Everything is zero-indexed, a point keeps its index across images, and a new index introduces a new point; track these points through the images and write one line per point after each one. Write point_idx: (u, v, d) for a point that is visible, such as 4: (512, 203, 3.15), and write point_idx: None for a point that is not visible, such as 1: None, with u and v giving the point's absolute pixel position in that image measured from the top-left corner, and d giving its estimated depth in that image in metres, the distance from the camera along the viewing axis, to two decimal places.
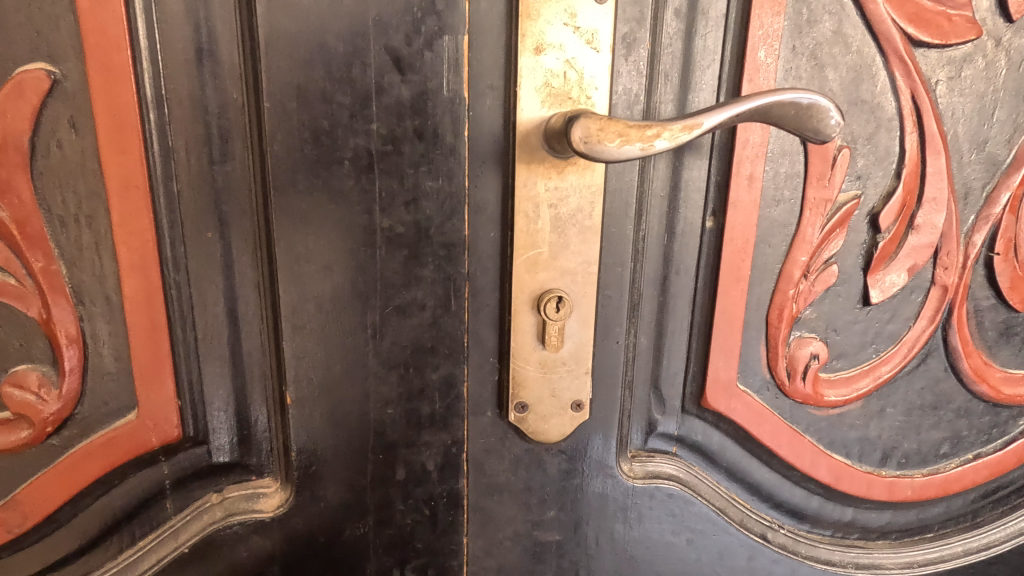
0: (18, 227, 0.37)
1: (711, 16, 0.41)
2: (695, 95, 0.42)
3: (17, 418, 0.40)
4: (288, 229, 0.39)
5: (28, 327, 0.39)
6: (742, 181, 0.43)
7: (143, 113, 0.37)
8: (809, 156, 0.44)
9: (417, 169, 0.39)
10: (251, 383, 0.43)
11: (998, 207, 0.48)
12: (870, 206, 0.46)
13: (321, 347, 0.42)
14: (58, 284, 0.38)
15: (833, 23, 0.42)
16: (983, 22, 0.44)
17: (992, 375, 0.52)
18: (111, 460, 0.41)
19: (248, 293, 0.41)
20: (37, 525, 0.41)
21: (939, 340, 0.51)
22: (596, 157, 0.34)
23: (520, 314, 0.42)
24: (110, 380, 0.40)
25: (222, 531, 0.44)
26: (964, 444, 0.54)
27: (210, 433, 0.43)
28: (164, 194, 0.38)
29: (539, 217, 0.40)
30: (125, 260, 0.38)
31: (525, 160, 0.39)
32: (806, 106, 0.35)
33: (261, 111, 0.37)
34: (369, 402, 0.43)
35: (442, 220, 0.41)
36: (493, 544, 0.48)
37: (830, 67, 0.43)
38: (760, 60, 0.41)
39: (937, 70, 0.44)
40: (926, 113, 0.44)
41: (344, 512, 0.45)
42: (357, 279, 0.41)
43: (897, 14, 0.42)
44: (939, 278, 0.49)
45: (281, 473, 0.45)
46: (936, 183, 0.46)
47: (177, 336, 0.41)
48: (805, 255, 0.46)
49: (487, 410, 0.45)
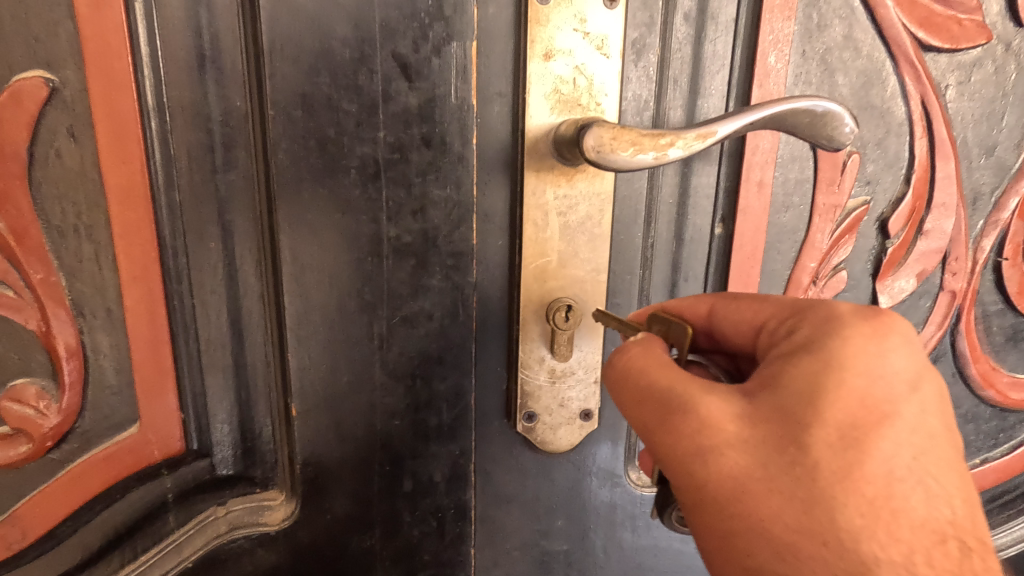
0: (15, 238, 0.36)
1: (721, 21, 0.40)
2: (705, 101, 0.42)
3: (15, 433, 0.38)
4: (293, 239, 0.39)
5: (26, 340, 0.37)
6: (752, 187, 0.43)
7: (144, 121, 0.36)
8: (819, 161, 0.43)
9: (423, 177, 0.39)
10: (255, 395, 0.42)
11: (1006, 211, 0.48)
12: (879, 212, 0.46)
13: (326, 358, 0.41)
14: (58, 295, 0.37)
15: (843, 27, 0.42)
16: (993, 26, 0.44)
17: (999, 381, 0.52)
18: (113, 474, 0.40)
19: (252, 303, 0.40)
20: (37, 541, 0.40)
21: (948, 346, 0.50)
22: (608, 166, 0.33)
23: (528, 324, 0.42)
24: (111, 393, 0.39)
25: (226, 545, 0.43)
26: (971, 449, 0.54)
27: (213, 445, 0.42)
28: (165, 204, 0.37)
29: (547, 225, 0.40)
30: (126, 272, 0.38)
31: (534, 168, 0.39)
32: (821, 114, 0.34)
33: (265, 118, 0.37)
34: (376, 413, 0.43)
35: (449, 229, 0.40)
36: (501, 555, 0.48)
37: (840, 71, 0.42)
38: (770, 65, 0.41)
39: (948, 75, 0.44)
40: (935, 118, 0.44)
41: (350, 525, 0.45)
42: (363, 289, 0.40)
43: (906, 18, 0.42)
44: (947, 284, 0.48)
45: (286, 485, 0.44)
46: (945, 189, 0.46)
47: (180, 348, 0.40)
48: (814, 261, 0.46)
49: (494, 420, 0.45)
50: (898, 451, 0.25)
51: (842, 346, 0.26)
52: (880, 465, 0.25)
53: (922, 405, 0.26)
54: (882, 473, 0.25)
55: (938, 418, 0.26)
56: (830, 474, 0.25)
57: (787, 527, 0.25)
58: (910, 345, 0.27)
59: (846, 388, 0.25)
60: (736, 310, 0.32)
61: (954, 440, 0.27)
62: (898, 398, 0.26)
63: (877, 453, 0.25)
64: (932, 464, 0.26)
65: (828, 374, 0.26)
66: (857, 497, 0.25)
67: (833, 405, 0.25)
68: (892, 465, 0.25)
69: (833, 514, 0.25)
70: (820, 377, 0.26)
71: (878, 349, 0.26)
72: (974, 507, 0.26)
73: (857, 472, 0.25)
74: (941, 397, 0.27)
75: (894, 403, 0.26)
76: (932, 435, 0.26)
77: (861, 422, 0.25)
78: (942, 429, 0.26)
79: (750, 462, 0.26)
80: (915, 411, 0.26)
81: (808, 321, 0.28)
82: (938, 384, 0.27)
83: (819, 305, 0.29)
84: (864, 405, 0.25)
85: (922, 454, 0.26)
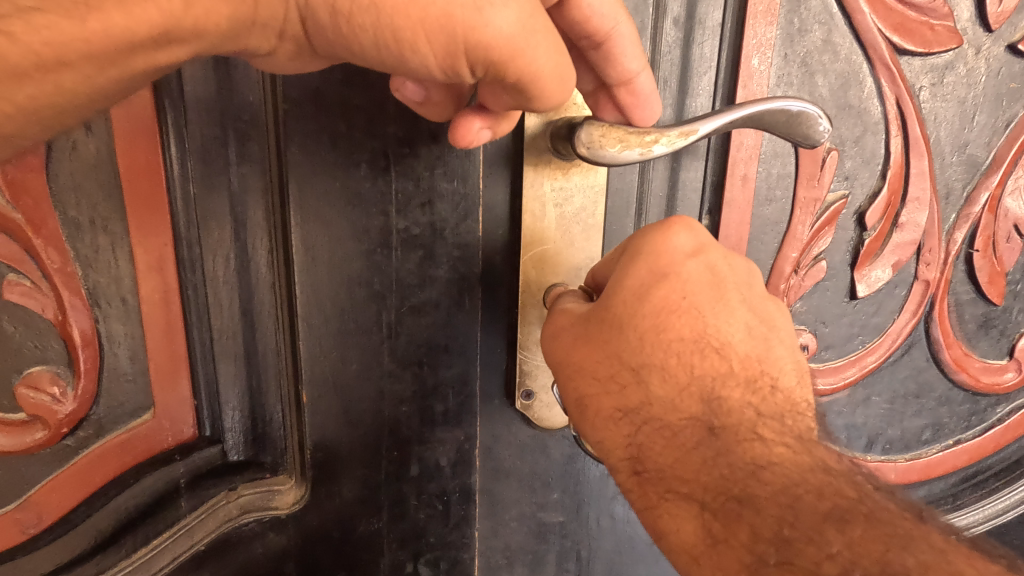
0: (33, 228, 0.36)
1: (708, 26, 0.42)
2: (693, 101, 0.44)
3: (31, 419, 0.39)
4: (307, 230, 0.40)
5: (42, 328, 0.38)
6: (736, 181, 0.45)
7: (161, 116, 0.37)
8: (800, 158, 0.46)
9: (432, 171, 0.41)
10: (266, 384, 0.43)
11: (977, 206, 0.51)
12: (857, 206, 0.48)
13: (336, 347, 0.43)
14: (74, 285, 0.38)
15: (823, 32, 0.44)
16: (963, 31, 0.46)
17: (971, 365, 0.55)
18: (126, 460, 0.41)
19: (263, 293, 0.42)
20: (52, 526, 0.40)
21: (922, 332, 0.53)
22: (597, 160, 0.35)
23: (527, 310, 0.43)
24: (125, 380, 0.40)
25: (237, 529, 0.44)
26: (945, 431, 0.57)
27: (224, 432, 0.43)
28: (181, 196, 0.39)
29: (545, 215, 0.42)
30: (142, 263, 0.39)
31: (532, 162, 0.40)
32: (796, 114, 0.36)
33: (277, 112, 0.38)
34: (383, 399, 0.44)
35: (456, 221, 0.42)
36: (500, 525, 0.49)
37: (819, 73, 0.45)
38: (753, 67, 0.43)
39: (921, 77, 0.47)
40: (909, 117, 0.47)
41: (358, 508, 0.46)
42: (373, 280, 0.42)
43: (883, 24, 0.44)
44: (921, 274, 0.51)
45: (296, 471, 0.45)
46: (919, 184, 0.49)
47: (194, 338, 0.41)
48: (796, 252, 0.48)
49: (495, 397, 0.46)
50: (670, 294, 0.37)
51: (643, 230, 0.37)
52: (656, 305, 0.36)
53: (700, 266, 0.37)
54: (656, 308, 0.36)
55: (715, 272, 0.38)
56: (624, 313, 0.36)
57: (593, 360, 0.37)
58: (695, 227, 0.38)
59: (642, 259, 0.36)
60: None
61: (728, 286, 0.38)
62: (679, 262, 0.37)
63: (655, 297, 0.36)
64: (695, 299, 0.37)
65: (630, 250, 0.37)
66: (636, 328, 0.36)
67: (631, 274, 0.36)
68: (665, 302, 0.37)
69: (622, 340, 0.36)
70: (624, 254, 0.37)
71: (668, 228, 0.37)
72: (730, 325, 0.38)
73: (637, 311, 0.36)
74: (721, 261, 0.38)
75: (677, 265, 0.37)
76: (702, 284, 0.38)
77: (648, 283, 0.36)
78: (714, 278, 0.38)
79: (577, 325, 0.37)
80: (693, 269, 0.37)
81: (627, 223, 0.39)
82: (719, 251, 0.38)
83: None
84: (654, 270, 0.36)
85: (691, 293, 0.37)
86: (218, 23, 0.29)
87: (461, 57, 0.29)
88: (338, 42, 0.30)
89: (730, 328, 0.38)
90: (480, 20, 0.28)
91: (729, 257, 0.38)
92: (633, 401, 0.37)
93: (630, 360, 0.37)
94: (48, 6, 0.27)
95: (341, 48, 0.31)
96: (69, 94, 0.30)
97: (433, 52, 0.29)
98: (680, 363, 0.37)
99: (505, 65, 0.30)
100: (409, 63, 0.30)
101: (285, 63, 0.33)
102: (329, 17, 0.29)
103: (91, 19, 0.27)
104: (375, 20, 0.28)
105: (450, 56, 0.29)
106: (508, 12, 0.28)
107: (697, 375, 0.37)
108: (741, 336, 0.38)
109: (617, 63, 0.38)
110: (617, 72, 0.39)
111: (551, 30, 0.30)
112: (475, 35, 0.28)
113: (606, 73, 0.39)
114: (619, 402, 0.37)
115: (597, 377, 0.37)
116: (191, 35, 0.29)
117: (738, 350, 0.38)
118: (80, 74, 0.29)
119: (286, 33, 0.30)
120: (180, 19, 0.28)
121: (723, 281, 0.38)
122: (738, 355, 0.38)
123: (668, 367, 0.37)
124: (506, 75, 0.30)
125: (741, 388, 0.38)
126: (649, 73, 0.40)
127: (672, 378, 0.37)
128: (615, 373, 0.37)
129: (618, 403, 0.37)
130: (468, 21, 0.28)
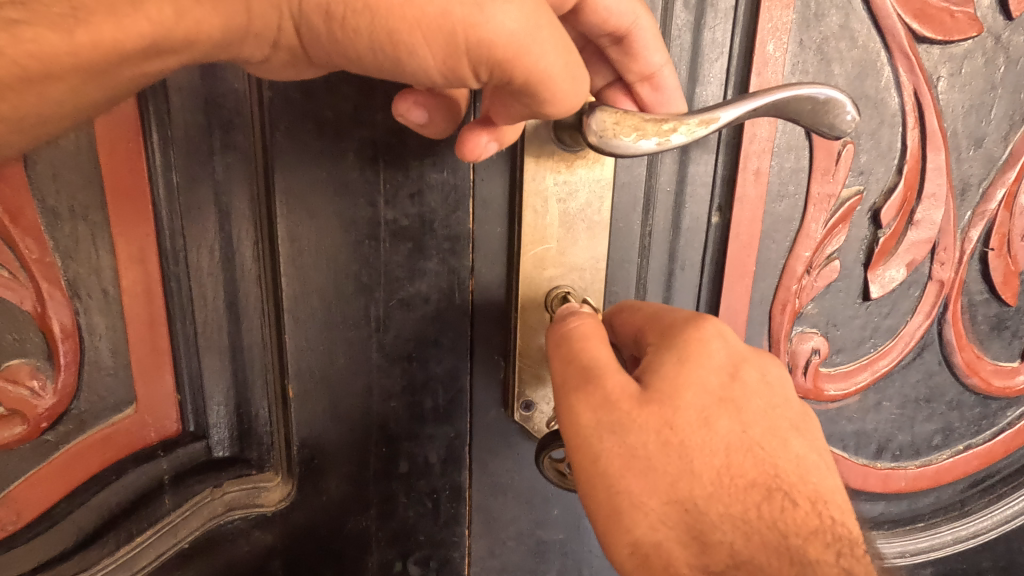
0: (11, 218, 0.35)
1: (720, 9, 0.40)
2: (703, 89, 0.42)
3: (9, 414, 0.38)
4: (293, 222, 0.39)
5: (21, 321, 0.37)
6: (748, 176, 0.43)
7: (141, 101, 0.35)
8: (814, 150, 0.44)
9: (421, 161, 0.39)
10: (252, 378, 0.42)
11: (993, 203, 0.49)
12: (872, 202, 0.46)
13: (324, 342, 0.41)
14: (53, 276, 0.37)
15: (840, 17, 0.42)
16: (983, 18, 0.44)
17: (983, 368, 0.53)
18: (107, 456, 0.40)
19: (249, 286, 0.40)
20: (32, 523, 0.40)
21: (935, 334, 0.52)
22: (609, 151, 0.33)
23: (526, 311, 0.42)
24: (106, 374, 0.39)
25: (222, 526, 0.44)
26: (955, 435, 0.55)
27: (209, 428, 0.42)
28: (163, 185, 0.37)
29: (547, 211, 0.40)
30: (123, 253, 0.38)
31: (533, 154, 0.39)
32: (823, 101, 0.34)
33: (263, 100, 0.36)
34: (373, 395, 0.43)
35: (447, 213, 0.40)
36: (497, 545, 0.48)
37: (836, 61, 0.43)
38: (768, 53, 0.41)
39: (939, 66, 0.45)
40: (927, 109, 0.45)
41: (347, 506, 0.45)
42: (361, 272, 0.40)
43: (903, 9, 0.42)
44: (936, 273, 0.49)
45: (283, 468, 0.44)
46: (935, 179, 0.47)
47: (177, 331, 0.40)
48: (808, 251, 0.46)
49: (492, 409, 0.45)
50: (728, 428, 0.32)
51: (686, 343, 0.34)
52: (717, 441, 0.32)
53: (749, 386, 0.33)
54: (719, 448, 0.32)
55: (773, 385, 0.34)
56: (687, 447, 0.32)
57: (660, 500, 0.32)
58: (727, 343, 0.34)
59: (693, 381, 0.33)
60: (629, 316, 0.38)
61: (780, 407, 0.34)
62: (729, 388, 0.33)
63: (716, 432, 0.32)
64: (754, 431, 0.33)
65: (681, 369, 0.33)
66: (704, 470, 0.32)
67: (684, 398, 0.32)
68: (726, 438, 0.32)
69: (692, 483, 0.32)
70: (673, 373, 0.33)
71: (707, 348, 0.33)
72: (795, 457, 0.33)
73: (696, 444, 0.32)
74: (780, 377, 0.35)
75: (727, 391, 0.33)
76: (758, 416, 0.33)
77: (705, 412, 0.32)
78: (768, 400, 0.34)
79: (630, 446, 0.32)
80: (744, 392, 0.33)
81: (654, 329, 0.36)
82: (759, 368, 0.34)
83: (679, 317, 0.36)
84: (706, 398, 0.33)
85: (751, 424, 0.33)
86: (211, 35, 0.28)
87: (463, 58, 0.28)
88: (334, 51, 0.29)
89: (796, 460, 0.33)
90: (480, 17, 0.26)
91: (765, 370, 0.34)
92: (714, 556, 0.32)
93: (701, 509, 0.32)
94: (35, 19, 0.26)
95: (337, 55, 0.29)
96: (56, 105, 0.29)
97: (432, 54, 0.28)
98: (760, 516, 0.32)
99: (510, 64, 0.27)
100: (407, 66, 0.28)
101: (280, 70, 0.31)
102: (317, 15, 0.28)
103: (80, 31, 0.26)
104: (370, 22, 0.27)
105: (451, 57, 0.28)
106: (510, 8, 0.26)
107: (782, 530, 0.32)
108: (791, 484, 0.33)
109: (638, 59, 0.37)
110: (638, 67, 0.37)
111: (556, 26, 0.28)
112: (475, 32, 0.27)
113: (626, 69, 0.38)
114: (694, 556, 0.32)
115: (669, 525, 0.32)
116: (184, 46, 0.27)
117: (807, 484, 0.33)
118: (68, 87, 0.28)
119: (281, 42, 0.29)
120: (172, 29, 0.27)
121: (775, 400, 0.34)
122: (812, 492, 0.33)
123: (749, 521, 0.32)
124: (513, 78, 0.28)
125: (829, 550, 0.32)
126: (672, 68, 0.38)
127: (755, 536, 0.32)
128: (688, 523, 0.32)
129: (694, 560, 0.32)
130: (467, 19, 0.26)
